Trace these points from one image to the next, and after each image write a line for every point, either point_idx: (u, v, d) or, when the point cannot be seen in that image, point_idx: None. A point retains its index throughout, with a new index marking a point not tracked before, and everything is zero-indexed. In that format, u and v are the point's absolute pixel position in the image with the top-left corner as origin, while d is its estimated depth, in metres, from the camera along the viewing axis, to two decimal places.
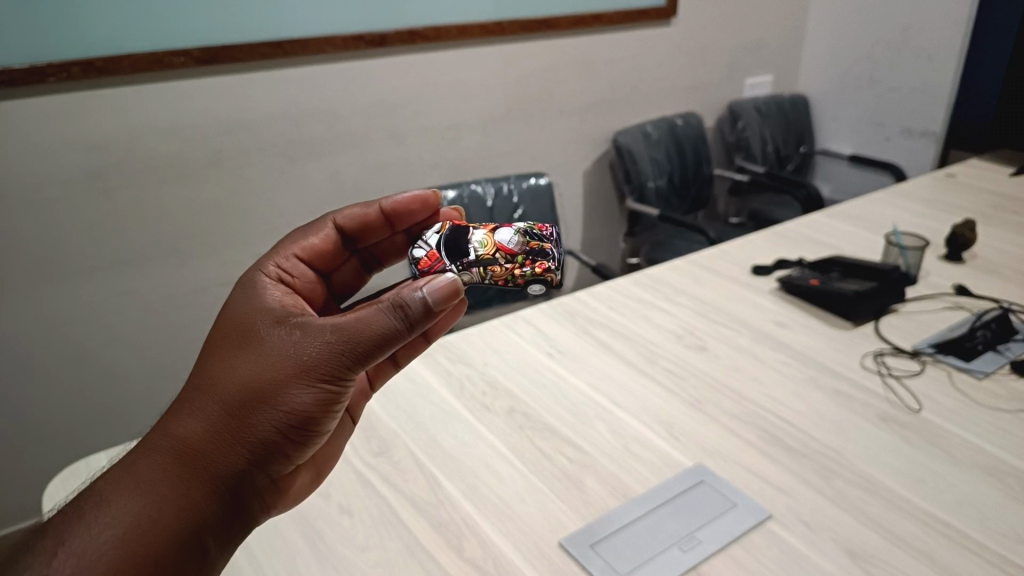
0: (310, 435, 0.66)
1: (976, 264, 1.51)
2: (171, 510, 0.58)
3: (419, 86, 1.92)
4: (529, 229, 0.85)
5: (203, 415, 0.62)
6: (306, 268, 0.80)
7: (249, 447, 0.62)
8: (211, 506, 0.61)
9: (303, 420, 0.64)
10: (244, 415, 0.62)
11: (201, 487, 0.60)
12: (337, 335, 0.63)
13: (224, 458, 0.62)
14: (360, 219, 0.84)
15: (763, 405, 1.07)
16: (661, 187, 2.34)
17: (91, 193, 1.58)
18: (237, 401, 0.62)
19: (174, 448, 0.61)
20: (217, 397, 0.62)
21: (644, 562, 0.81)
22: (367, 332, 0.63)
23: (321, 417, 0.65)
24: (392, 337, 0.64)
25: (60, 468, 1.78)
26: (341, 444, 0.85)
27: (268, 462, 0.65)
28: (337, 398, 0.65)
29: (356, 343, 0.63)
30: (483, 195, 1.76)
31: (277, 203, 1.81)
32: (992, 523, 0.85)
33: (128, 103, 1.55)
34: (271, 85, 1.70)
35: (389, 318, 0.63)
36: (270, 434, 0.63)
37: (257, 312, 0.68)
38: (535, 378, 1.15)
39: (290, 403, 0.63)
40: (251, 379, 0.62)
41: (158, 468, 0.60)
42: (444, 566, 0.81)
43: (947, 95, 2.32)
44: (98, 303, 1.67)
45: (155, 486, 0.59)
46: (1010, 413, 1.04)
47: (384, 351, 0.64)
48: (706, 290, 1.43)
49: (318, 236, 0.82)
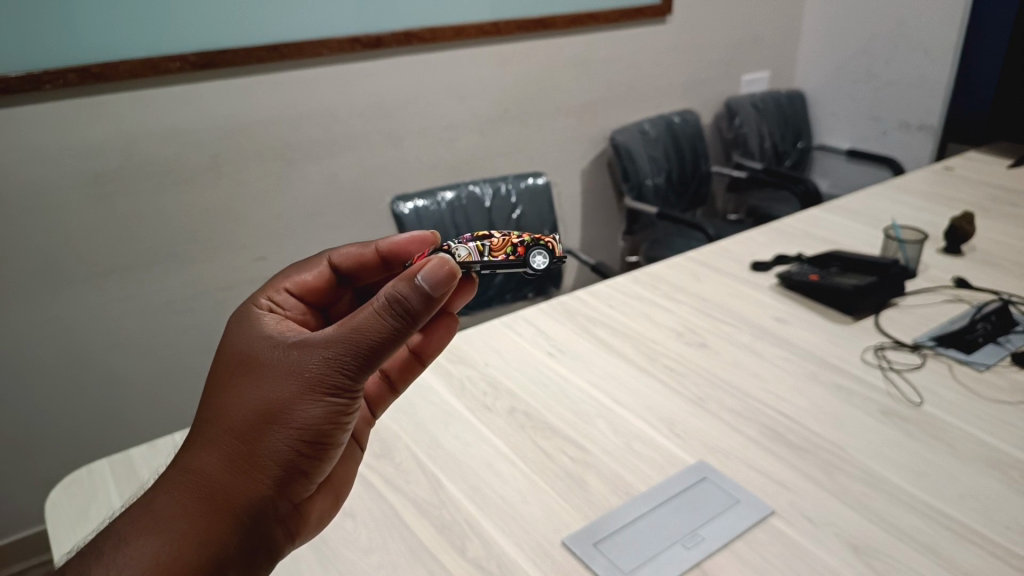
0: (325, 447, 0.66)
1: (975, 257, 1.51)
2: (196, 544, 0.58)
3: (416, 87, 1.92)
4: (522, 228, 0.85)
5: (217, 446, 0.62)
6: (299, 302, 0.80)
7: (267, 469, 0.62)
8: (236, 534, 0.61)
9: (316, 434, 0.63)
10: (256, 439, 0.61)
11: (224, 518, 0.60)
12: (337, 343, 0.62)
13: (243, 484, 0.62)
14: (356, 259, 0.82)
15: (764, 401, 1.07)
16: (659, 185, 2.33)
17: (90, 200, 1.58)
18: (248, 428, 0.62)
19: (194, 482, 0.61)
20: (229, 425, 0.62)
21: (647, 560, 0.80)
22: (367, 335, 0.61)
23: (334, 429, 0.65)
24: (396, 338, 0.62)
25: (61, 475, 1.78)
26: (353, 468, 0.82)
27: (288, 480, 0.65)
28: (349, 406, 0.64)
29: (359, 349, 0.61)
30: (481, 196, 1.76)
31: (276, 207, 1.81)
32: (995, 515, 0.85)
33: (124, 110, 1.56)
34: (268, 88, 1.70)
35: (390, 318, 0.61)
36: (286, 453, 0.63)
37: (258, 337, 0.68)
38: (535, 378, 1.14)
39: (300, 419, 0.62)
40: (259, 403, 0.62)
41: (178, 504, 0.60)
42: (447, 566, 0.81)
43: (944, 88, 2.31)
44: (97, 310, 1.66)
45: (175, 524, 0.58)
46: (1011, 405, 1.04)
47: (391, 352, 0.63)
48: (706, 287, 1.43)
49: (312, 272, 0.81)
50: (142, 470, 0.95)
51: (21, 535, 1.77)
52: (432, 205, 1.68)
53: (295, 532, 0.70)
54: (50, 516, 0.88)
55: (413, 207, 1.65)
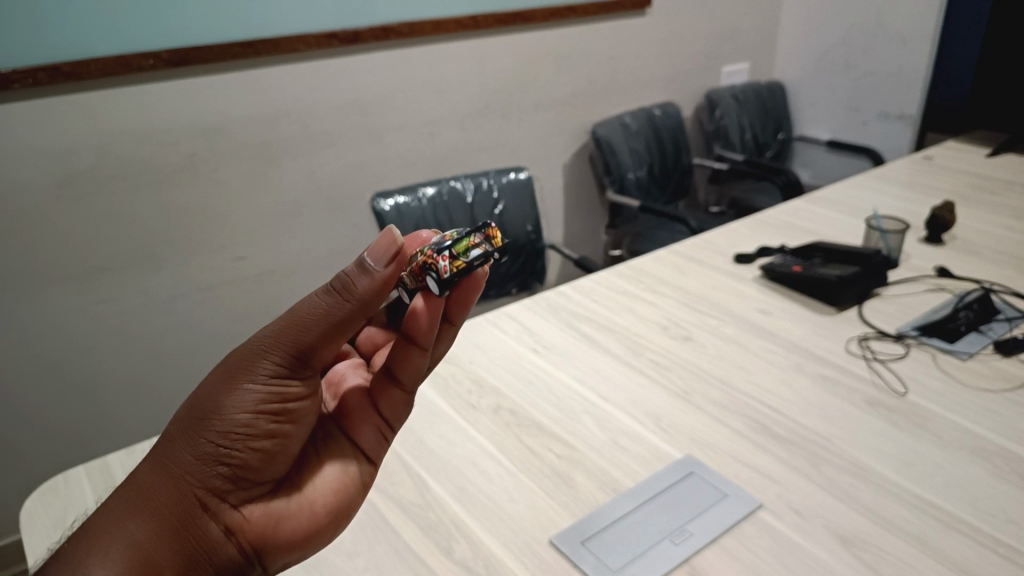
0: (264, 446, 0.61)
1: (956, 245, 1.52)
2: (117, 553, 0.54)
3: (395, 82, 1.90)
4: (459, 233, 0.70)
5: (156, 449, 0.60)
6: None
7: (193, 468, 0.58)
8: (162, 543, 0.56)
9: (248, 424, 0.59)
10: (183, 434, 0.59)
11: (149, 524, 0.56)
12: (270, 330, 0.60)
13: (170, 485, 0.58)
14: None
15: (749, 393, 1.07)
16: (641, 178, 2.33)
17: (63, 201, 1.55)
18: (180, 423, 0.60)
19: (125, 491, 0.58)
20: (169, 428, 0.61)
21: (636, 556, 0.80)
22: (298, 318, 0.59)
23: (270, 423, 0.60)
24: (329, 317, 0.59)
25: (38, 482, 1.75)
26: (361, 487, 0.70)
27: (221, 484, 0.60)
28: (286, 397, 0.60)
29: (287, 331, 0.59)
30: (463, 191, 1.74)
31: (254, 205, 1.79)
32: (982, 504, 0.85)
33: (97, 108, 1.52)
34: (244, 85, 1.67)
35: (322, 298, 0.59)
36: (215, 449, 0.58)
37: None
38: (520, 373, 1.14)
39: (227, 408, 0.59)
40: (196, 399, 0.60)
41: (109, 514, 0.57)
42: (434, 568, 0.79)
43: (923, 78, 2.33)
44: (72, 314, 1.63)
45: (102, 534, 0.55)
46: (995, 393, 1.05)
47: (328, 337, 0.59)
48: (689, 280, 1.42)
49: None
50: (118, 473, 0.94)
51: None
52: (414, 201, 1.66)
53: (253, 560, 0.63)
54: (26, 524, 0.86)
55: (395, 204, 1.63)
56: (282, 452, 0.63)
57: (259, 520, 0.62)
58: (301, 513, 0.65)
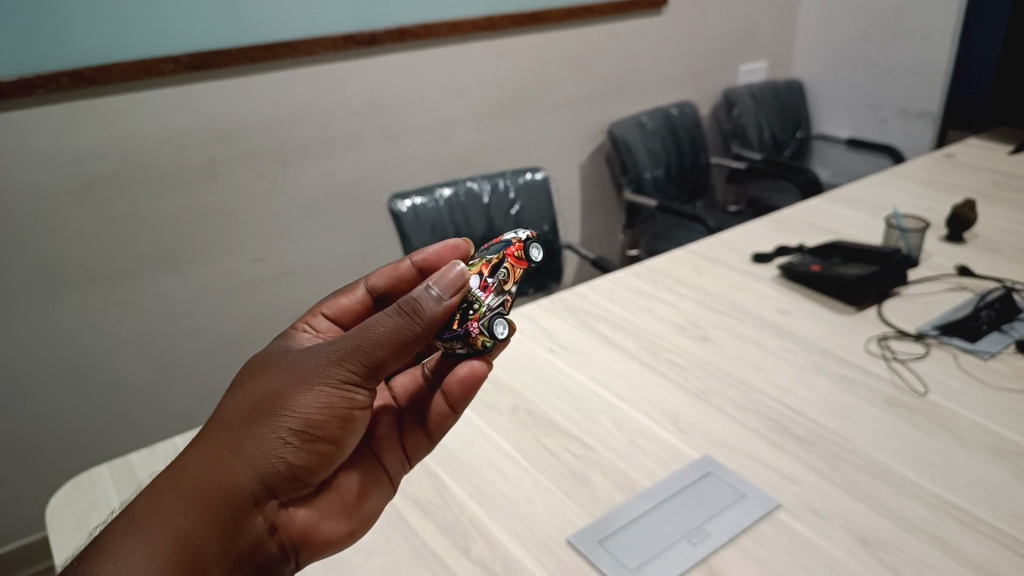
0: (322, 450, 0.64)
1: (977, 244, 1.50)
2: (166, 542, 0.57)
3: (411, 84, 1.90)
4: (474, 304, 0.71)
5: (210, 439, 0.62)
6: (336, 326, 0.82)
7: (250, 465, 0.61)
8: (212, 535, 0.59)
9: (310, 427, 0.62)
10: (248, 428, 0.62)
11: (202, 515, 0.59)
12: (342, 341, 0.63)
13: (227, 477, 0.61)
14: (390, 277, 0.83)
15: (767, 392, 1.07)
16: (658, 177, 2.32)
17: (85, 204, 1.57)
18: (244, 416, 0.62)
19: (178, 478, 0.61)
20: (228, 418, 0.63)
21: (654, 556, 0.80)
22: (370, 335, 0.62)
23: (331, 429, 0.64)
24: (399, 338, 0.62)
25: (62, 481, 1.77)
26: (388, 492, 0.75)
27: (275, 482, 0.63)
28: (349, 408, 0.64)
29: (358, 346, 0.62)
30: (480, 192, 1.74)
31: (273, 206, 1.80)
32: (1003, 504, 0.84)
33: (118, 112, 1.55)
34: (262, 88, 1.69)
35: (395, 317, 0.62)
36: (277, 447, 0.62)
37: (280, 350, 0.71)
38: (538, 374, 1.14)
39: (294, 410, 0.62)
40: (259, 397, 0.63)
41: (162, 503, 0.59)
42: (452, 568, 0.80)
43: (943, 75, 2.30)
44: (94, 316, 1.66)
45: (152, 522, 0.58)
46: (1016, 393, 1.04)
47: (397, 357, 0.63)
48: (707, 280, 1.42)
49: (350, 296, 0.83)
50: (143, 472, 0.95)
51: (23, 543, 1.77)
52: (430, 203, 1.67)
53: (289, 555, 0.67)
54: (52, 521, 0.87)
55: (411, 206, 1.64)
56: (333, 459, 0.66)
57: (300, 519, 0.67)
58: (337, 516, 0.70)
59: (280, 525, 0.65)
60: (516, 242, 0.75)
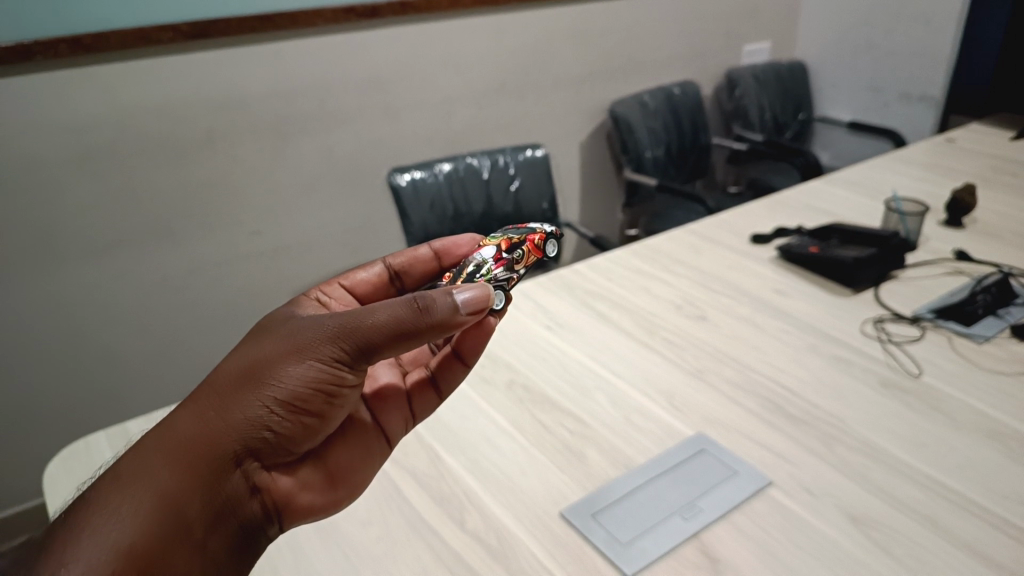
0: (309, 422, 0.65)
1: (976, 229, 1.50)
2: (151, 497, 0.57)
3: (412, 58, 1.89)
4: (481, 271, 0.75)
5: (202, 400, 0.63)
6: (350, 297, 0.83)
7: (238, 430, 0.62)
8: (198, 496, 0.59)
9: (300, 398, 0.62)
10: (237, 395, 0.62)
11: (187, 474, 0.59)
12: (337, 321, 0.62)
13: (214, 440, 0.61)
14: (409, 258, 0.85)
15: (763, 372, 1.07)
16: (659, 157, 2.32)
17: (84, 174, 1.56)
18: (235, 383, 0.63)
19: (166, 436, 0.61)
20: (220, 381, 0.64)
21: (646, 531, 0.80)
22: (369, 320, 0.61)
23: (318, 402, 0.64)
24: (398, 329, 0.61)
25: (58, 450, 1.78)
26: (374, 464, 0.76)
27: (261, 447, 0.63)
28: (338, 384, 0.64)
29: (355, 328, 0.61)
30: (479, 168, 1.73)
31: (272, 180, 1.80)
32: (993, 486, 0.85)
33: (117, 81, 1.53)
34: (262, 59, 1.68)
35: (398, 308, 0.61)
36: (264, 416, 0.62)
37: (282, 318, 0.71)
38: (535, 351, 1.14)
39: (281, 380, 0.62)
40: (252, 363, 0.63)
41: (151, 458, 0.59)
42: (447, 539, 0.81)
43: (947, 59, 2.29)
44: (92, 286, 1.66)
45: (139, 479, 0.58)
46: (1010, 376, 1.04)
47: (394, 345, 0.62)
48: (705, 260, 1.42)
49: (367, 272, 0.85)
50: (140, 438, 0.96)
51: (20, 509, 1.78)
52: (429, 177, 1.66)
53: (272, 521, 0.67)
54: (49, 484, 0.88)
55: (410, 180, 1.63)
56: (321, 429, 0.67)
57: (284, 486, 0.67)
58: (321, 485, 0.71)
59: (265, 489, 0.66)
60: (540, 233, 0.79)
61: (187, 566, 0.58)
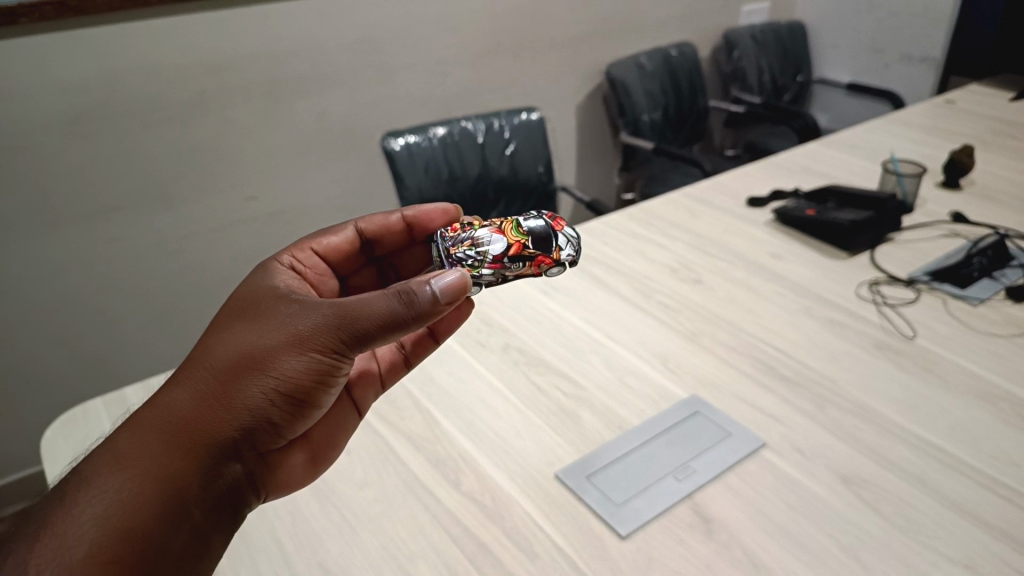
0: (300, 406, 0.66)
1: (973, 191, 1.49)
2: (154, 483, 0.57)
3: (405, 19, 1.86)
4: (473, 258, 0.76)
5: (194, 383, 0.62)
6: (322, 263, 0.83)
7: (235, 417, 0.62)
8: (198, 480, 0.60)
9: (296, 386, 0.64)
10: (234, 382, 0.62)
11: (188, 459, 0.59)
12: (333, 311, 0.63)
13: (212, 426, 0.61)
14: (380, 225, 0.85)
15: (758, 335, 1.07)
16: (656, 120, 2.30)
17: (74, 139, 1.55)
18: (230, 369, 0.63)
19: (162, 418, 0.61)
20: (210, 364, 0.63)
21: (639, 492, 0.81)
22: (366, 313, 0.63)
23: (313, 390, 0.65)
24: (392, 321, 0.63)
25: (57, 415, 1.79)
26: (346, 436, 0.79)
27: (255, 433, 0.65)
28: (331, 374, 0.65)
29: (353, 321, 0.63)
30: (474, 132, 1.71)
31: (264, 145, 1.78)
32: (984, 447, 0.86)
33: (105, 44, 1.51)
34: (252, 22, 1.65)
35: (391, 301, 0.63)
36: (261, 403, 0.63)
37: (261, 291, 0.70)
38: (530, 314, 1.14)
39: (280, 371, 0.63)
40: (246, 348, 0.63)
41: (149, 443, 0.59)
42: (444, 501, 0.81)
43: (948, 19, 2.26)
44: (86, 252, 1.65)
45: (137, 463, 0.57)
46: (1003, 339, 1.04)
47: (386, 336, 0.64)
48: (700, 223, 1.41)
49: (339, 235, 0.84)
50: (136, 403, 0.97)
51: (22, 474, 1.80)
52: (424, 141, 1.65)
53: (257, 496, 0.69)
54: (46, 449, 0.89)
55: (405, 144, 1.62)
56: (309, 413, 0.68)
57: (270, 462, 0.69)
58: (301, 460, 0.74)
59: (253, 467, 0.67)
60: (554, 256, 0.77)
61: (188, 547, 0.58)
